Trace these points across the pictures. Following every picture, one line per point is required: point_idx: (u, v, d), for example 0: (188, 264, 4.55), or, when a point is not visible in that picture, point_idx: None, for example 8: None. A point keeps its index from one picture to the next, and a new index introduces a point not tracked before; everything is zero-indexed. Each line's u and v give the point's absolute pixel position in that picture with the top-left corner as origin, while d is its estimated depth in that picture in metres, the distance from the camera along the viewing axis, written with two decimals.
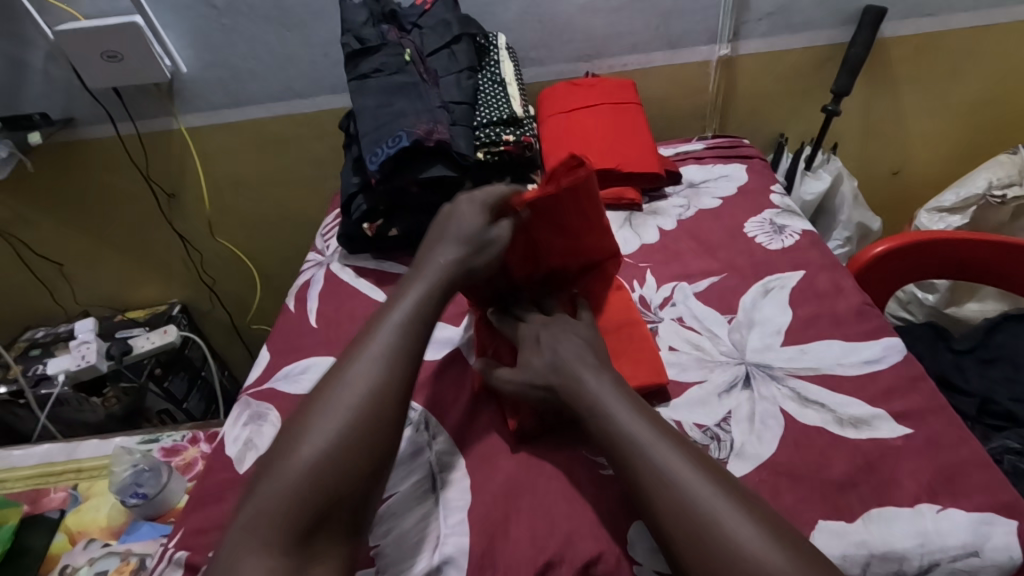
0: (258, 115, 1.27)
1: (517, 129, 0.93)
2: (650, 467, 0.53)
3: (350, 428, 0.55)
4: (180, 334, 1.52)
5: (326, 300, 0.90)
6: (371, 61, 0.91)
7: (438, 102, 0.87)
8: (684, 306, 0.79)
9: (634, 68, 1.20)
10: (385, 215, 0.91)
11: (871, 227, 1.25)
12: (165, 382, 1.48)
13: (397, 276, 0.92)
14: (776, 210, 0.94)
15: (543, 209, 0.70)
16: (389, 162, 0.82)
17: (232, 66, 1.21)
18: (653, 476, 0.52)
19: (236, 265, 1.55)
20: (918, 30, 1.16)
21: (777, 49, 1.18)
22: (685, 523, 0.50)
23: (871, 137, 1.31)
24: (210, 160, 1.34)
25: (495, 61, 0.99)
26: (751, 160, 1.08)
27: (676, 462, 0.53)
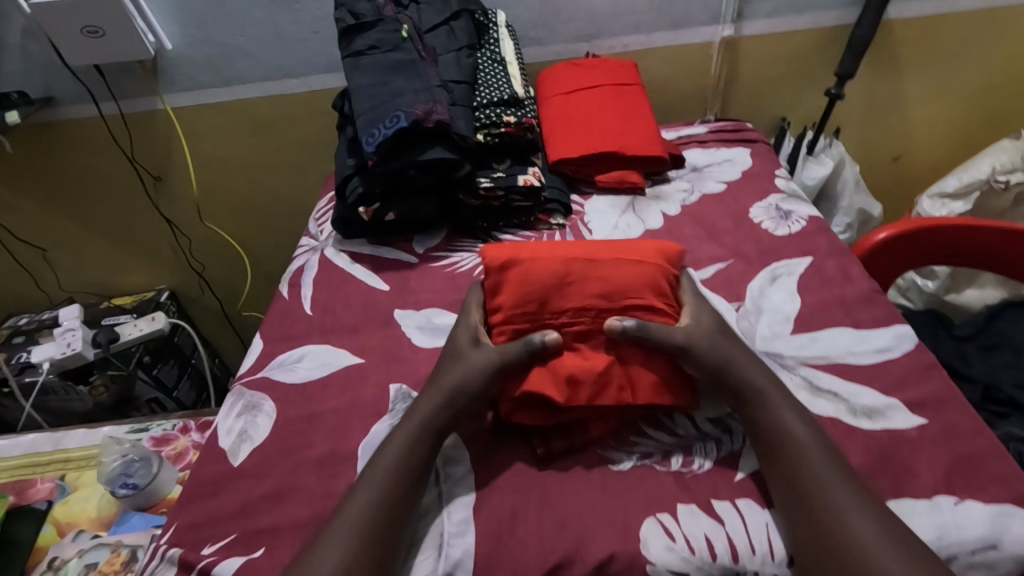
0: (247, 95, 1.23)
1: (519, 110, 0.90)
2: (806, 476, 0.53)
3: (416, 457, 0.58)
4: (169, 321, 1.49)
5: (321, 287, 0.88)
6: (366, 37, 0.87)
7: (437, 82, 0.84)
8: None
9: (635, 49, 1.17)
10: (382, 199, 0.88)
11: (871, 213, 1.25)
12: (154, 370, 1.46)
13: (394, 262, 0.90)
14: (781, 195, 0.92)
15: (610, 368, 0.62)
16: (386, 143, 0.79)
17: (221, 43, 1.16)
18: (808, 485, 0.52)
19: (225, 250, 1.51)
20: (924, 12, 1.14)
21: (781, 31, 1.16)
22: (789, 463, 0.54)
23: (873, 122, 1.29)
24: (197, 141, 1.30)
25: (494, 40, 0.95)
26: (754, 144, 1.06)
27: (829, 473, 0.53)
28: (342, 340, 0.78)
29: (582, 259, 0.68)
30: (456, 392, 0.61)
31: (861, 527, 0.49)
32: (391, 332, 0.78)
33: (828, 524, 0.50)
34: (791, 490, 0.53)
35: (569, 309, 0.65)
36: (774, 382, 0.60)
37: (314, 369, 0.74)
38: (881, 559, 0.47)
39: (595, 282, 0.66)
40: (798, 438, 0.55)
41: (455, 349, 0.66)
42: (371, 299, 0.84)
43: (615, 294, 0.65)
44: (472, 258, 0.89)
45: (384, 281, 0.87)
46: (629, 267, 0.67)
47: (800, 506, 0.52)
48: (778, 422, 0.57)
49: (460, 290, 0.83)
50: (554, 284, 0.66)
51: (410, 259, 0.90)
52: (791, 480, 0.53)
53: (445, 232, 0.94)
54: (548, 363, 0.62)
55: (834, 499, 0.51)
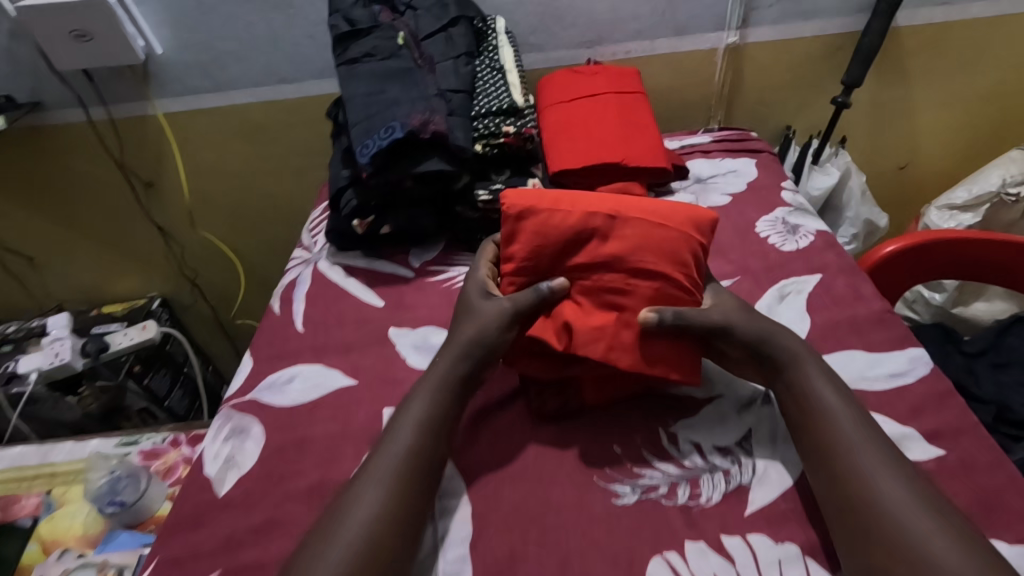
0: (241, 101, 1.20)
1: (518, 120, 0.87)
2: (838, 445, 0.54)
3: (402, 479, 0.54)
4: (160, 330, 1.47)
5: (313, 303, 0.85)
6: (361, 44, 0.84)
7: (434, 91, 0.81)
8: None
9: (638, 56, 1.14)
10: (377, 212, 0.85)
11: (878, 224, 1.22)
12: (145, 379, 1.44)
13: (390, 276, 0.88)
14: (788, 208, 0.90)
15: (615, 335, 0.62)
16: (381, 154, 0.76)
17: (213, 47, 1.13)
18: (839, 454, 0.53)
19: (217, 257, 1.48)
20: (933, 19, 1.11)
21: (787, 38, 1.13)
22: (822, 430, 0.55)
23: (880, 130, 1.27)
24: (189, 147, 1.27)
25: (494, 47, 0.92)
26: (759, 154, 1.04)
27: (863, 443, 0.53)
28: (335, 360, 0.75)
29: (604, 217, 0.65)
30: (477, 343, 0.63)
31: (889, 486, 0.50)
32: (386, 352, 0.75)
33: (860, 493, 0.50)
34: (822, 458, 0.54)
35: (580, 266, 0.64)
36: (815, 359, 0.60)
37: (305, 390, 0.71)
38: (907, 515, 0.48)
39: (617, 239, 0.64)
40: (833, 408, 0.56)
41: (470, 303, 0.68)
42: (365, 316, 0.81)
43: (637, 253, 0.64)
44: None
45: (379, 297, 0.84)
46: (651, 233, 0.64)
47: (830, 466, 0.53)
48: (812, 392, 0.58)
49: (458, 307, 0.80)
50: (570, 237, 0.65)
51: (406, 273, 0.88)
52: (824, 450, 0.54)
53: (442, 245, 0.91)
54: (554, 311, 0.64)
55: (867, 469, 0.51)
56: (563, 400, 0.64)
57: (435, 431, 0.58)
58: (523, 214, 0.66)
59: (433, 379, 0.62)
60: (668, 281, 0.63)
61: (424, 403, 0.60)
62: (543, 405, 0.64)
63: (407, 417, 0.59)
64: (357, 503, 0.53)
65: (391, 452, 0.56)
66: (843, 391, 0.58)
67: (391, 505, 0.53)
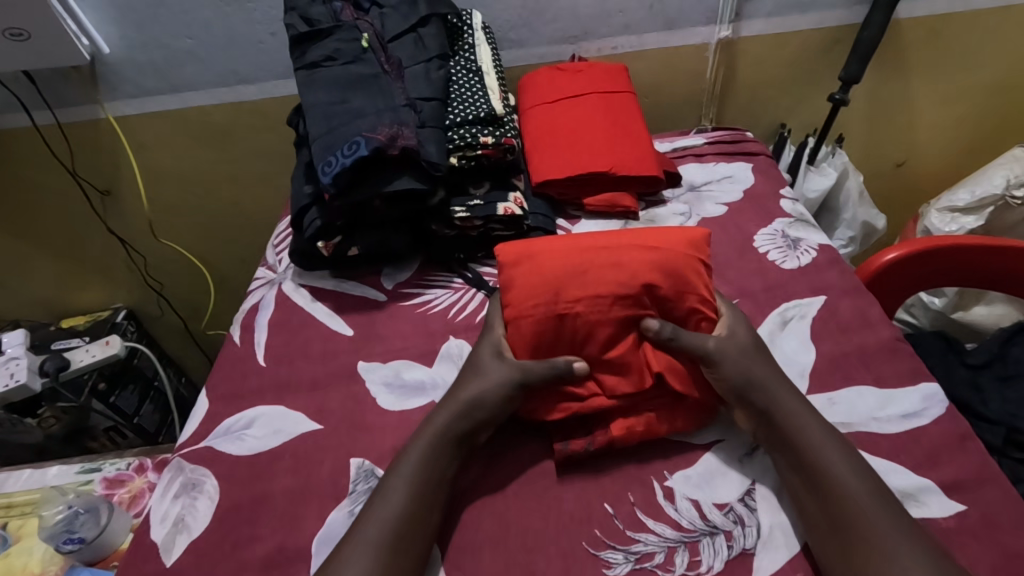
0: (199, 102, 1.11)
1: (498, 129, 0.80)
2: (863, 534, 0.49)
3: (387, 564, 0.50)
4: (125, 345, 1.37)
5: (278, 332, 0.78)
6: (322, 47, 0.76)
7: (403, 100, 0.74)
8: None
9: (625, 51, 1.07)
10: (344, 232, 0.78)
11: (876, 226, 1.17)
12: (110, 398, 1.36)
13: (360, 300, 0.81)
14: (788, 220, 0.84)
15: (631, 362, 0.61)
16: (345, 173, 0.70)
17: (164, 46, 1.04)
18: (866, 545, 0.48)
19: (183, 267, 1.40)
20: (936, 11, 1.05)
21: (783, 31, 1.06)
22: (844, 516, 0.50)
23: (877, 126, 1.21)
24: (145, 153, 1.18)
25: (469, 47, 0.85)
26: (755, 158, 0.97)
27: (890, 533, 0.48)
28: (299, 400, 0.69)
29: (600, 247, 0.65)
30: (481, 400, 0.59)
31: (907, 559, 0.47)
32: (355, 390, 0.69)
33: None
34: (845, 548, 0.49)
35: (585, 297, 0.62)
36: (817, 419, 0.56)
37: (266, 436, 0.65)
38: None
39: (608, 267, 0.63)
40: (854, 489, 0.51)
41: (478, 361, 0.63)
42: (334, 348, 0.75)
43: (631, 277, 0.63)
44: (447, 296, 0.80)
45: (349, 325, 0.78)
46: (650, 256, 0.64)
47: (848, 544, 0.49)
48: (831, 469, 0.52)
49: (434, 337, 0.74)
50: (571, 270, 0.63)
51: (378, 296, 0.81)
52: (847, 541, 0.49)
53: (417, 263, 0.84)
54: (574, 385, 0.60)
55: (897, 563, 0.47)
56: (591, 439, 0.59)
57: (426, 498, 0.54)
58: (517, 259, 0.64)
59: (432, 437, 0.57)
60: (671, 299, 0.63)
61: (417, 470, 0.55)
62: (571, 446, 0.58)
63: (393, 485, 0.54)
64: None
65: (373, 524, 0.52)
66: (859, 464, 0.53)
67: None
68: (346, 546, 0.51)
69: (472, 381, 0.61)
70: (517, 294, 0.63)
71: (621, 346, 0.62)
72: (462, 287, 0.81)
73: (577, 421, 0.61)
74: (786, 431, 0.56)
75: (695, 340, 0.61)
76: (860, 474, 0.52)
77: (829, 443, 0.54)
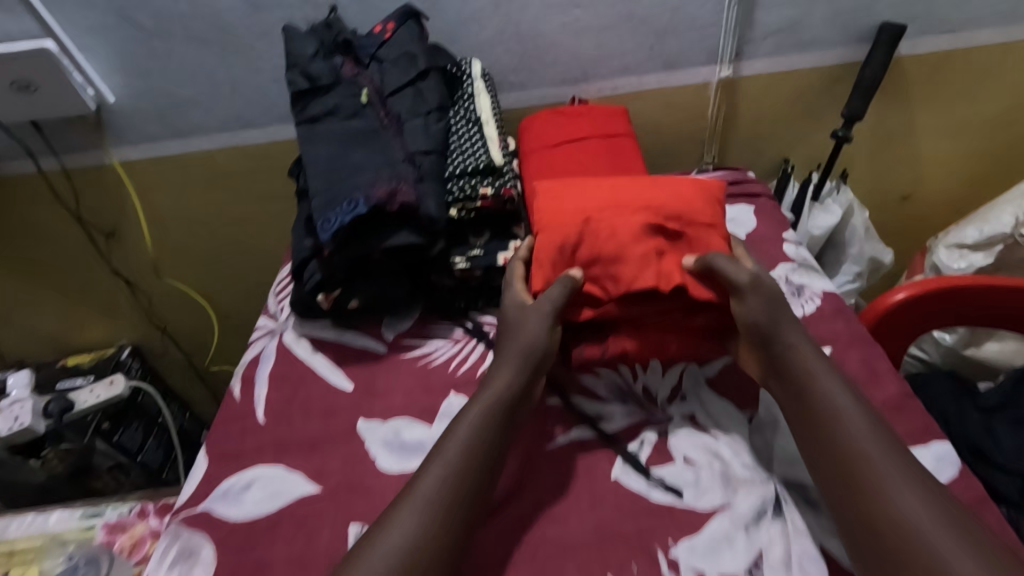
0: (203, 147, 1.12)
1: (497, 179, 0.80)
2: (868, 474, 0.52)
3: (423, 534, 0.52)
4: (129, 384, 1.38)
5: (278, 385, 0.78)
6: (322, 101, 0.77)
7: (402, 155, 0.74)
8: (695, 399, 0.68)
9: (625, 92, 1.07)
10: (343, 284, 0.77)
11: (882, 260, 1.15)
12: (114, 436, 1.36)
13: (361, 351, 0.81)
14: (791, 265, 0.83)
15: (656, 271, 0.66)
16: (344, 231, 0.70)
17: (168, 93, 1.05)
18: (869, 484, 0.52)
19: (187, 305, 1.39)
20: (938, 47, 1.05)
21: (783, 70, 1.06)
22: (851, 461, 0.54)
23: (882, 160, 1.19)
24: (150, 195, 1.18)
25: (468, 96, 0.85)
26: (757, 200, 0.97)
27: (895, 475, 0.52)
28: (298, 460, 0.68)
29: (631, 182, 0.74)
30: (532, 349, 0.65)
31: (906, 494, 0.51)
32: (354, 450, 0.68)
33: (894, 527, 0.49)
34: (850, 488, 0.53)
35: (610, 211, 0.70)
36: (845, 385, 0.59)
37: (263, 501, 0.64)
38: (942, 543, 0.47)
39: (643, 197, 0.71)
40: (861, 436, 0.55)
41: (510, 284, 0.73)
42: (334, 404, 0.74)
43: (661, 206, 0.70)
44: (448, 348, 0.79)
45: (348, 379, 0.77)
46: (678, 194, 0.72)
47: (852, 485, 0.53)
48: (844, 418, 0.56)
49: (434, 393, 0.73)
50: (600, 194, 0.72)
51: (378, 347, 0.81)
52: (854, 485, 0.53)
53: (418, 312, 0.83)
54: (592, 289, 0.68)
55: (898, 501, 0.50)
56: (606, 346, 0.69)
57: (481, 463, 0.57)
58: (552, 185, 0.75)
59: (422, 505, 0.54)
60: (693, 227, 0.70)
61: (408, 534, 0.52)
62: (584, 349, 0.69)
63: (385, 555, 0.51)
64: (386, 547, 0.51)
65: None
66: (867, 411, 0.57)
67: (429, 549, 0.51)
68: (401, 505, 0.54)
69: (519, 336, 0.67)
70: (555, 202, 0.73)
71: (645, 249, 0.67)
72: (463, 338, 0.80)
73: (592, 331, 0.71)
74: (800, 377, 0.60)
75: (725, 269, 0.65)
76: (876, 438, 0.54)
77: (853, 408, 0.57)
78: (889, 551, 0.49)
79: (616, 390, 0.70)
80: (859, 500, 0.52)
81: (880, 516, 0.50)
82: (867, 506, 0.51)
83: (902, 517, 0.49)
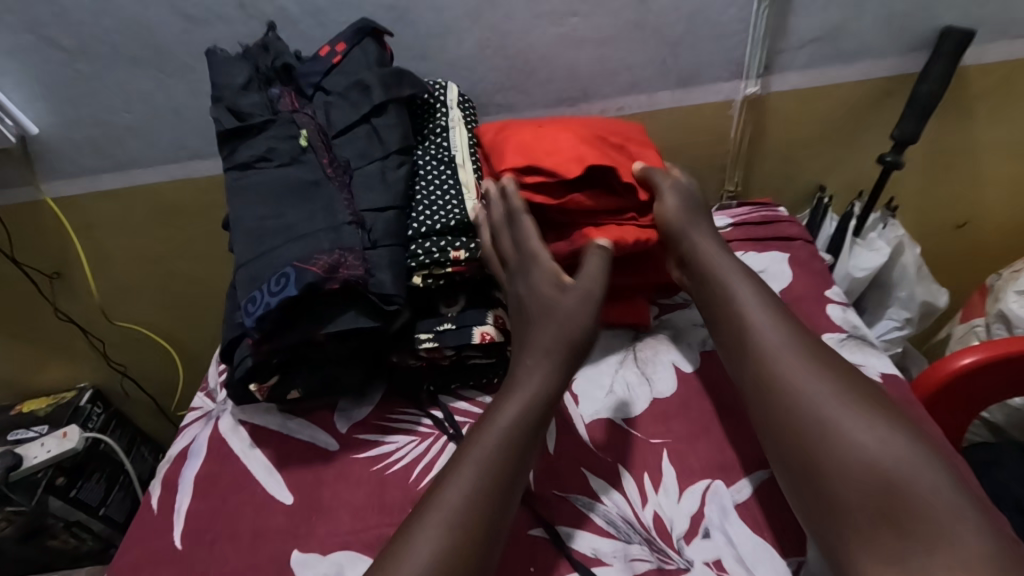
0: (148, 180, 0.98)
1: (473, 237, 0.65)
2: (761, 356, 0.57)
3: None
4: (85, 437, 1.21)
5: (204, 493, 0.64)
6: (253, 145, 0.63)
7: (348, 215, 0.59)
8: (722, 535, 0.54)
9: (633, 112, 0.91)
10: (280, 372, 0.63)
11: (936, 304, 0.98)
12: (71, 492, 1.22)
13: (306, 448, 0.66)
14: (840, 335, 0.71)
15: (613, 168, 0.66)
16: (271, 315, 0.55)
17: (101, 121, 0.90)
18: (763, 367, 0.56)
19: (147, 348, 1.26)
20: (1011, 54, 0.87)
21: (823, 83, 0.89)
22: (748, 346, 0.58)
23: (934, 184, 1.02)
24: (93, 233, 1.04)
25: (441, 129, 0.70)
26: (793, 245, 0.82)
27: (788, 356, 0.56)
28: None
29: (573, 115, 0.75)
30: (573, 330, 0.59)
31: (790, 366, 0.55)
32: None
33: (787, 408, 0.53)
34: (749, 371, 0.57)
35: (558, 127, 0.70)
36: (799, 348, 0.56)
37: None
38: (823, 404, 0.52)
39: (579, 121, 0.74)
40: (759, 320, 0.59)
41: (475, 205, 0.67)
42: (268, 524, 0.60)
43: (601, 127, 0.72)
44: (411, 447, 0.64)
45: (288, 489, 0.63)
46: (613, 122, 0.75)
47: (749, 364, 0.58)
48: (743, 304, 0.61)
49: (392, 512, 0.59)
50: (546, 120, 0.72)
51: (328, 443, 0.66)
52: (753, 367, 0.57)
53: (380, 395, 0.69)
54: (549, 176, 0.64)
55: (790, 378, 0.54)
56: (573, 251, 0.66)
57: (507, 466, 0.52)
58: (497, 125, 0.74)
59: None
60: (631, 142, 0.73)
61: None
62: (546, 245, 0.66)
63: None
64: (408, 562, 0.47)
65: None
66: (766, 295, 0.61)
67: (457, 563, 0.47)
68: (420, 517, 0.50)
69: (554, 312, 0.60)
70: (494, 130, 0.73)
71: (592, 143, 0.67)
72: (432, 433, 0.65)
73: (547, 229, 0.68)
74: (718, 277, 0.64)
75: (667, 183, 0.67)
76: (807, 343, 0.57)
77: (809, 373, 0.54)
78: (788, 424, 0.53)
79: (618, 521, 0.56)
80: (764, 389, 0.56)
81: (777, 394, 0.54)
82: (766, 387, 0.55)
83: (795, 395, 0.53)
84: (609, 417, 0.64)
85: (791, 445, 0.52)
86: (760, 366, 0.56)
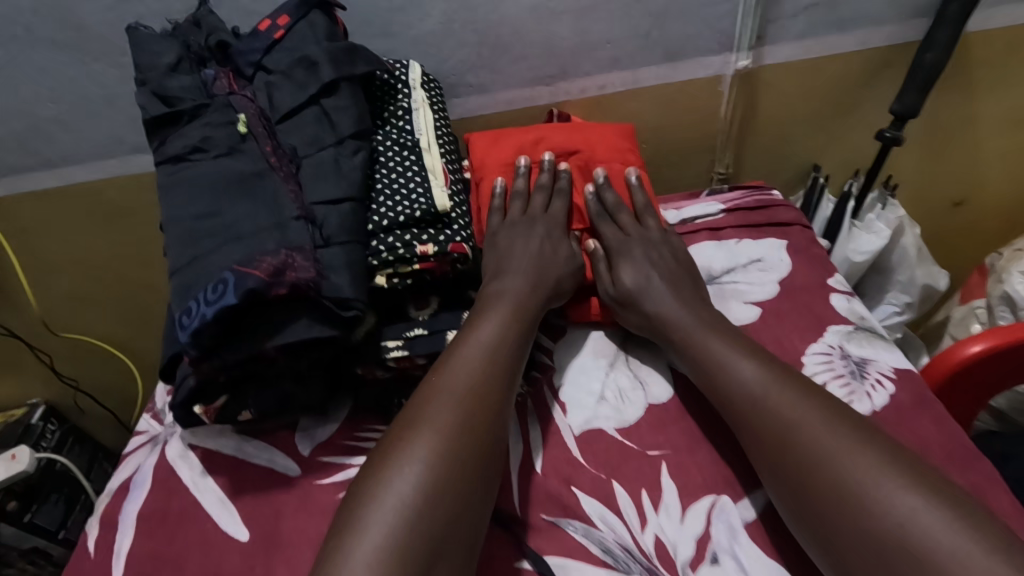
0: (85, 178, 0.88)
1: (443, 230, 0.58)
2: (730, 375, 0.55)
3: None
4: (36, 456, 1.04)
5: (149, 532, 0.56)
6: (184, 133, 0.56)
7: (296, 210, 0.52)
8: (732, 561, 0.49)
9: (615, 91, 0.84)
10: (229, 391, 0.57)
11: (937, 286, 0.93)
12: (26, 517, 1.06)
13: (264, 474, 0.59)
14: (846, 329, 0.66)
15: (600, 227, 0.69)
16: (209, 330, 0.48)
17: (25, 113, 0.81)
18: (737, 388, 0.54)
19: (101, 359, 1.16)
20: (1014, 20, 0.82)
21: (818, 55, 0.83)
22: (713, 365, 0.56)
23: (931, 161, 0.97)
24: (29, 237, 0.95)
25: (404, 111, 0.63)
26: (789, 230, 0.76)
27: (760, 375, 0.54)
28: None
29: (569, 127, 0.74)
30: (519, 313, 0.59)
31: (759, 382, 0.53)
32: None
33: (774, 426, 0.51)
34: (719, 392, 0.55)
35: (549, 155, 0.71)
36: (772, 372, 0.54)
37: None
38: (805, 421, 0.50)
39: (574, 134, 0.73)
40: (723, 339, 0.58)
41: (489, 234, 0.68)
42: (224, 567, 0.53)
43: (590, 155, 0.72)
44: None
45: (245, 525, 0.55)
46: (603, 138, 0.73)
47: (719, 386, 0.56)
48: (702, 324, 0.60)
49: None
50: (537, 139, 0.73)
51: (289, 467, 0.59)
52: (723, 388, 0.55)
53: (347, 409, 0.63)
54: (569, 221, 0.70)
55: (766, 395, 0.52)
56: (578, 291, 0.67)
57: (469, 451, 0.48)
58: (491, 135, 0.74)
59: None
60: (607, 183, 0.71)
61: None
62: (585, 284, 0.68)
63: None
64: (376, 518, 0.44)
65: None
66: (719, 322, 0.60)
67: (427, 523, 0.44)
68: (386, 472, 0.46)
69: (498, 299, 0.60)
70: (487, 140, 0.73)
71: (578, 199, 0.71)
72: None
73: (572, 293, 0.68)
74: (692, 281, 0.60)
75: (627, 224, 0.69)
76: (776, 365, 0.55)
77: (784, 394, 0.52)
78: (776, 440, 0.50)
79: (615, 549, 0.50)
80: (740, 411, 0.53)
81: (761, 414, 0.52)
82: (741, 408, 0.53)
83: (774, 415, 0.51)
84: (600, 427, 0.58)
85: (788, 467, 0.49)
86: (731, 383, 0.55)
